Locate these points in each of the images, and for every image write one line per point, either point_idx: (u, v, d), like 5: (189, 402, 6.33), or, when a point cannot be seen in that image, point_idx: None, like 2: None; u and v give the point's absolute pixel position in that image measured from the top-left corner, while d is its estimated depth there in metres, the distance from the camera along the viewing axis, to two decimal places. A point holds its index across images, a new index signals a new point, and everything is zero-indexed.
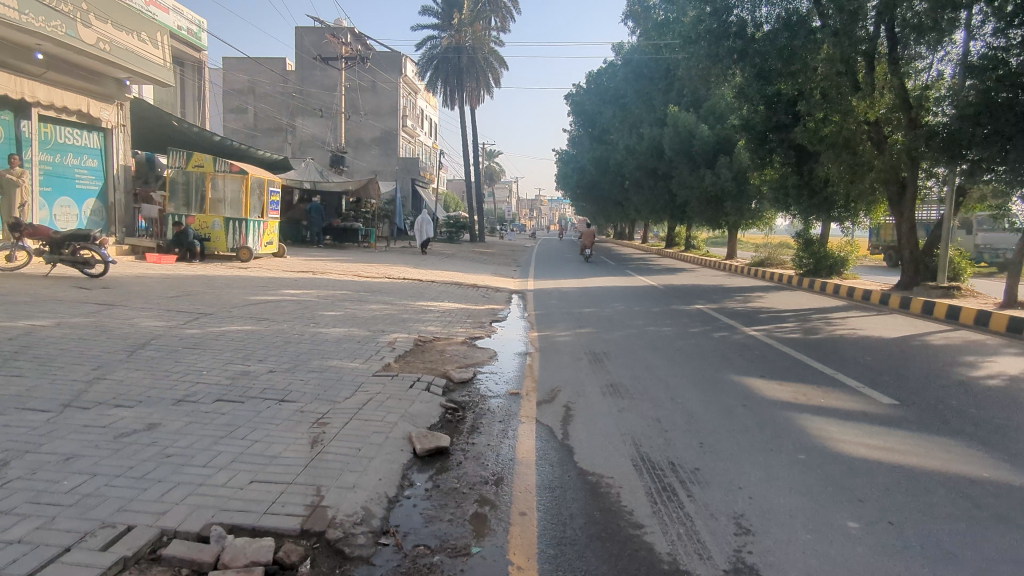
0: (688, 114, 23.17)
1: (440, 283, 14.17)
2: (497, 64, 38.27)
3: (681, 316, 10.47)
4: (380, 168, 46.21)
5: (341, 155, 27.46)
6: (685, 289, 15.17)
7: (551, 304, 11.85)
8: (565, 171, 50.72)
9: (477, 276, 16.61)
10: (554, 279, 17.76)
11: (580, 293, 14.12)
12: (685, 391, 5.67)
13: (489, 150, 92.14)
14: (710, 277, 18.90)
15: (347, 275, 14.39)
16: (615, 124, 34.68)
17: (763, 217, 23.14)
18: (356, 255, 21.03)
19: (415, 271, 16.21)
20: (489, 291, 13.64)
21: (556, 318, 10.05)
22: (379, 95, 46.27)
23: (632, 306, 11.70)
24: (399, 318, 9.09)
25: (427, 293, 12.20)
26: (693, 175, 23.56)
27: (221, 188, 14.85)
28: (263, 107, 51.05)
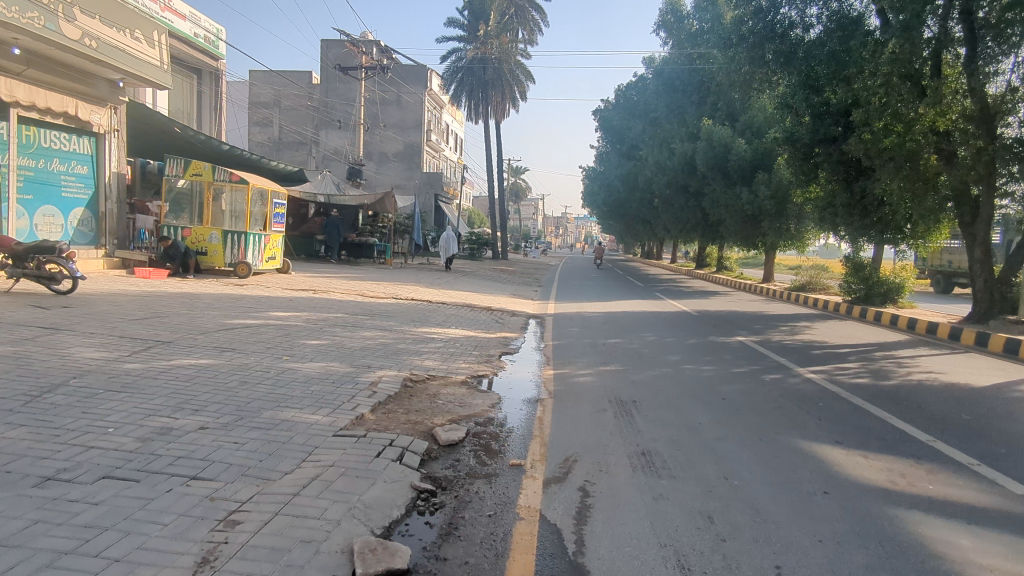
0: (723, 128, 21.82)
1: (450, 305, 12.96)
2: (524, 77, 37.50)
3: (721, 350, 9.06)
4: (402, 183, 45.49)
5: (359, 167, 26.59)
6: (720, 317, 13.70)
7: (572, 333, 10.50)
8: (590, 189, 49.48)
9: (493, 297, 15.34)
10: (576, 302, 16.42)
11: (604, 319, 12.76)
12: (742, 466, 4.27)
13: (514, 167, 91.25)
14: (747, 303, 17.35)
15: (351, 295, 13.27)
16: (644, 140, 33.42)
17: (804, 238, 21.53)
18: (368, 272, 19.91)
19: (425, 291, 14.99)
20: (502, 316, 12.37)
21: (575, 351, 8.72)
22: (403, 109, 45.67)
23: (662, 336, 10.31)
24: (392, 349, 7.84)
25: (433, 318, 10.96)
26: (728, 192, 22.10)
27: (220, 199, 13.91)
28: (288, 121, 50.92)
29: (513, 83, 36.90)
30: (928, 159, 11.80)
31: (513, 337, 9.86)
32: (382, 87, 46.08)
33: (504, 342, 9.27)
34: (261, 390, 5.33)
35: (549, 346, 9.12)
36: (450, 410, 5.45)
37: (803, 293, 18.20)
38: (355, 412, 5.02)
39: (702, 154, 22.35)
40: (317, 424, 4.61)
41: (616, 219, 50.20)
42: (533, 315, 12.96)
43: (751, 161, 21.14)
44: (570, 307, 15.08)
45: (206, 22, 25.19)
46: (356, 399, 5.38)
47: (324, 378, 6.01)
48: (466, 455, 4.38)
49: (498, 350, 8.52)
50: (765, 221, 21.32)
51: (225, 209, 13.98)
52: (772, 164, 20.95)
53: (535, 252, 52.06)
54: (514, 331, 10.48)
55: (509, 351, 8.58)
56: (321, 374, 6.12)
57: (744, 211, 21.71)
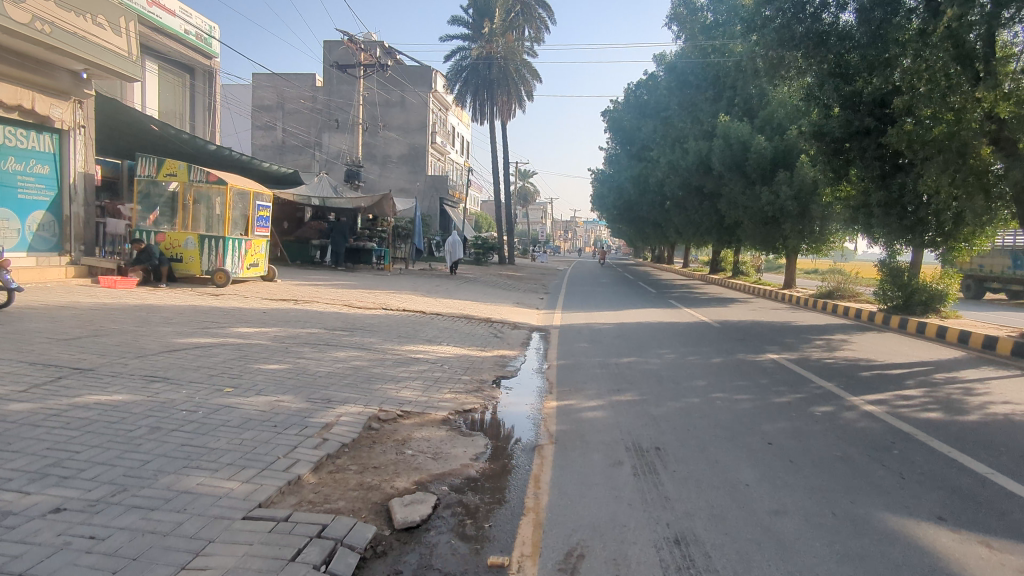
0: (741, 125, 20.51)
1: (445, 317, 11.71)
2: (531, 77, 36.40)
3: (754, 372, 7.74)
4: (407, 186, 44.42)
5: (358, 170, 25.52)
6: (745, 329, 12.37)
7: (579, 350, 9.25)
8: (599, 191, 48.15)
9: (494, 306, 14.10)
10: (585, 311, 15.18)
11: (616, 332, 11.46)
12: (820, 569, 2.98)
13: (522, 170, 90.16)
14: (770, 311, 16.00)
15: (336, 305, 12.07)
16: (655, 140, 32.14)
17: (830, 241, 20.13)
18: (363, 279, 18.74)
19: (419, 300, 13.77)
20: (503, 328, 11.10)
21: (583, 373, 7.45)
22: (408, 110, 44.62)
23: (683, 354, 8.98)
24: (365, 374, 6.60)
25: (422, 332, 9.72)
26: (747, 193, 20.77)
27: (197, 201, 12.77)
28: (291, 124, 50.07)
29: (519, 82, 35.77)
30: (980, 151, 10.45)
31: (513, 355, 8.60)
32: (386, 88, 45.06)
33: (501, 362, 8.02)
34: (173, 440, 4.11)
35: (553, 367, 7.86)
36: (421, 466, 4.21)
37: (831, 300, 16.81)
38: (289, 474, 3.78)
39: (719, 152, 21.04)
40: (229, 497, 3.38)
41: (626, 223, 48.87)
42: (537, 327, 11.70)
43: (772, 160, 19.79)
44: (579, 317, 13.83)
45: (198, 18, 24.22)
46: (297, 452, 4.15)
47: (266, 418, 4.78)
48: (429, 546, 3.13)
49: (492, 373, 7.28)
50: (787, 222, 19.98)
51: (201, 210, 12.84)
52: (795, 162, 19.59)
53: (543, 257, 50.75)
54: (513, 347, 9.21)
55: (506, 375, 7.33)
56: (264, 413, 4.89)
57: (764, 212, 20.35)
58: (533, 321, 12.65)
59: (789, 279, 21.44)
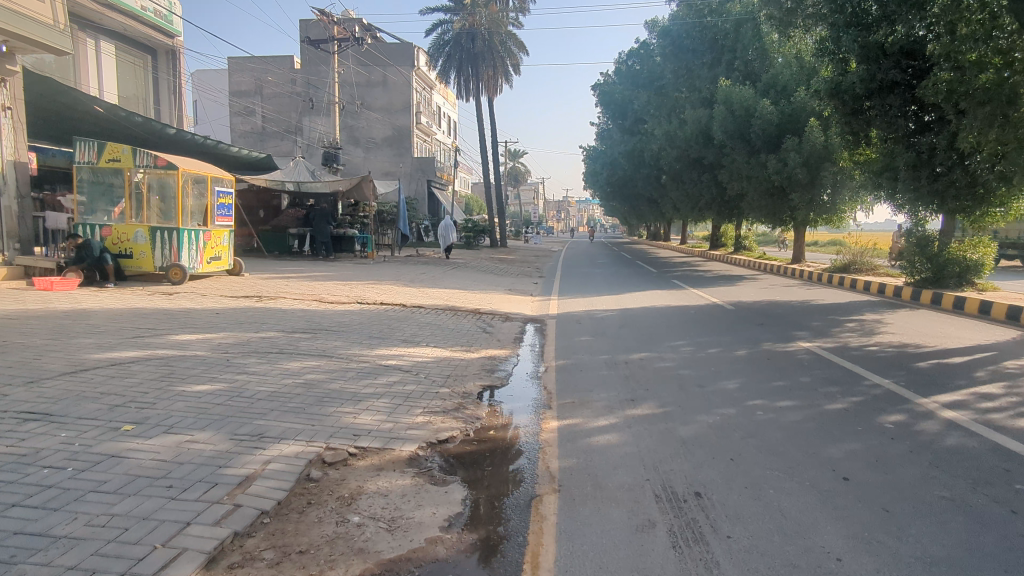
0: (743, 89, 19.19)
1: (427, 310, 10.41)
2: (517, 50, 34.90)
3: (793, 369, 6.47)
4: (392, 170, 42.89)
5: (335, 152, 24.07)
6: (763, 311, 11.13)
7: (582, 345, 7.98)
8: (591, 169, 46.75)
9: (483, 295, 12.84)
10: (583, 296, 13.94)
11: (620, 320, 10.19)
12: None
13: (512, 151, 88.58)
14: (783, 289, 14.79)
15: (306, 300, 10.76)
16: (650, 111, 30.74)
17: (842, 210, 18.89)
18: (343, 269, 17.41)
19: (400, 290, 12.48)
20: (492, 322, 9.81)
21: (588, 379, 6.16)
22: (390, 90, 42.99)
23: (702, 347, 7.71)
24: (317, 392, 5.30)
25: (399, 331, 8.41)
26: (751, 162, 19.50)
27: (148, 188, 11.41)
28: (270, 109, 48.30)
29: (505, 56, 34.27)
30: None
31: (503, 355, 7.32)
32: (366, 68, 43.30)
33: (489, 366, 6.73)
34: (2, 528, 2.81)
35: (552, 370, 6.59)
36: (368, 547, 2.93)
37: (848, 275, 15.61)
38: None
39: (720, 120, 19.73)
40: None
41: (621, 200, 47.56)
42: (531, 318, 10.41)
43: (778, 125, 18.48)
44: (577, 304, 12.56)
45: None
46: (187, 536, 2.86)
47: (161, 475, 3.47)
48: None
49: (478, 382, 5.99)
50: (795, 193, 18.73)
51: (154, 198, 11.50)
52: (804, 126, 18.27)
53: (536, 239, 49.46)
54: (504, 345, 7.92)
55: (494, 384, 6.04)
56: (161, 466, 3.59)
57: (772, 182, 19.07)
58: (526, 311, 11.35)
59: (799, 252, 20.20)
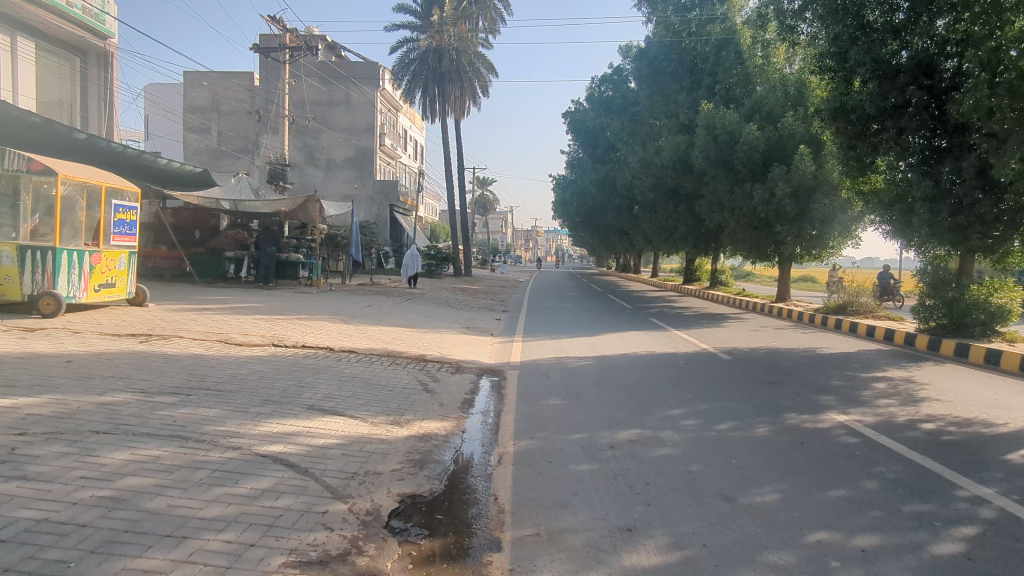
0: (727, 113, 18.04)
1: (359, 356, 8.36)
2: (485, 71, 33.65)
3: (843, 466, 4.64)
4: (353, 193, 40.91)
5: (281, 169, 22.03)
6: (764, 362, 9.38)
7: (551, 414, 6.06)
8: (560, 198, 45.50)
9: (433, 335, 10.88)
10: (550, 338, 12.09)
11: (596, 373, 8.28)
12: None
13: (481, 178, 87.54)
14: (775, 332, 13.19)
15: (208, 340, 8.62)
16: (623, 137, 29.63)
17: (831, 246, 17.63)
18: (278, 300, 15.27)
19: (334, 328, 10.45)
20: (437, 373, 7.80)
21: (560, 486, 4.21)
22: (353, 110, 41.25)
23: (707, 421, 5.84)
24: (121, 519, 3.24)
25: (309, 390, 6.35)
26: (735, 191, 18.21)
27: (30, 199, 9.15)
28: (226, 125, 46.07)
29: (473, 77, 33.05)
30: None
31: (443, 432, 5.33)
32: (328, 86, 41.47)
33: (419, 452, 4.74)
34: None
35: (507, 466, 4.62)
36: None
37: (845, 318, 14.11)
38: None
39: (702, 145, 18.47)
40: None
41: (590, 231, 46.34)
42: (487, 369, 8.46)
43: (764, 153, 17.25)
44: (544, 349, 10.65)
45: None
46: None
47: None
48: None
49: (393, 489, 3.99)
50: (782, 225, 17.46)
51: (36, 212, 9.23)
52: (791, 155, 17.07)
53: (502, 268, 47.72)
54: (447, 413, 5.94)
55: (420, 491, 4.04)
56: None
57: (758, 213, 17.76)
58: (484, 358, 9.38)
59: (785, 291, 18.82)
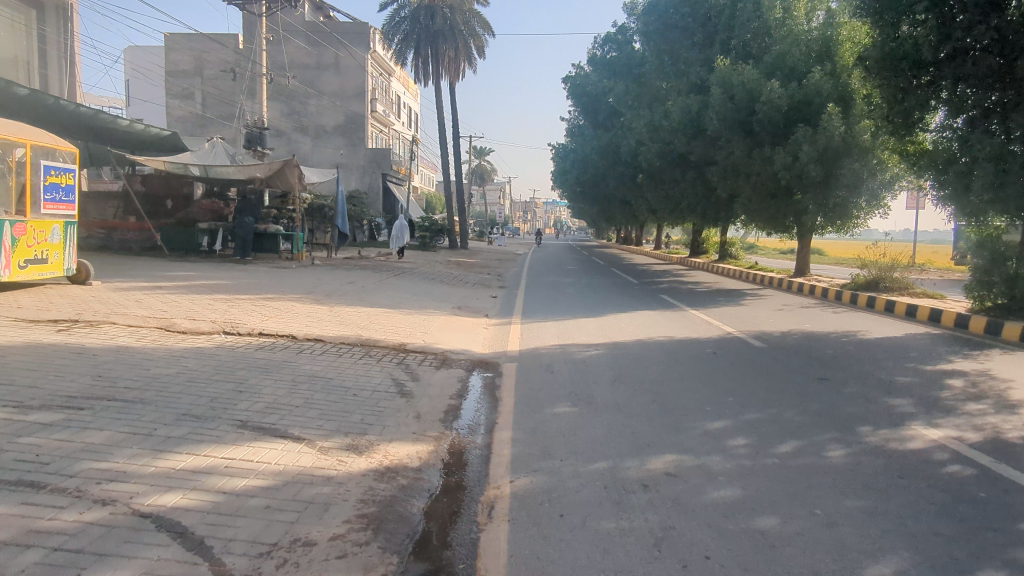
0: (745, 69, 16.46)
1: (325, 347, 6.95)
2: (482, 31, 31.82)
3: (976, 520, 3.27)
4: (345, 162, 39.26)
5: (260, 133, 20.31)
6: (802, 350, 8.02)
7: (559, 430, 4.68)
8: (560, 167, 43.72)
9: (418, 318, 9.50)
10: (551, 319, 10.73)
11: (610, 367, 6.90)
12: None
13: (478, 148, 85.41)
14: (802, 312, 11.83)
15: (145, 328, 7.22)
16: (626, 102, 28.00)
17: (857, 215, 16.19)
18: (250, 276, 13.83)
19: (304, 310, 9.06)
20: (417, 369, 6.40)
21: (577, 564, 2.83)
22: (343, 74, 39.35)
23: (763, 441, 4.47)
24: None
25: (250, 398, 4.95)
26: (753, 156, 16.66)
27: None
28: (211, 91, 44.13)
29: (468, 37, 31.27)
30: None
31: (417, 464, 3.94)
32: (317, 49, 39.47)
33: (377, 501, 3.36)
34: None
35: (501, 523, 3.22)
36: None
37: (878, 295, 12.74)
38: None
39: (717, 106, 16.87)
40: None
41: (590, 201, 44.70)
42: (479, 361, 7.07)
43: (786, 113, 15.71)
44: (546, 333, 9.26)
45: None
46: None
47: None
48: None
49: None
50: (806, 192, 15.97)
51: None
52: (817, 115, 15.55)
53: (501, 241, 46.23)
54: (423, 429, 4.56)
55: None
56: None
57: (779, 180, 16.29)
58: (476, 346, 7.99)
59: (804, 264, 17.43)
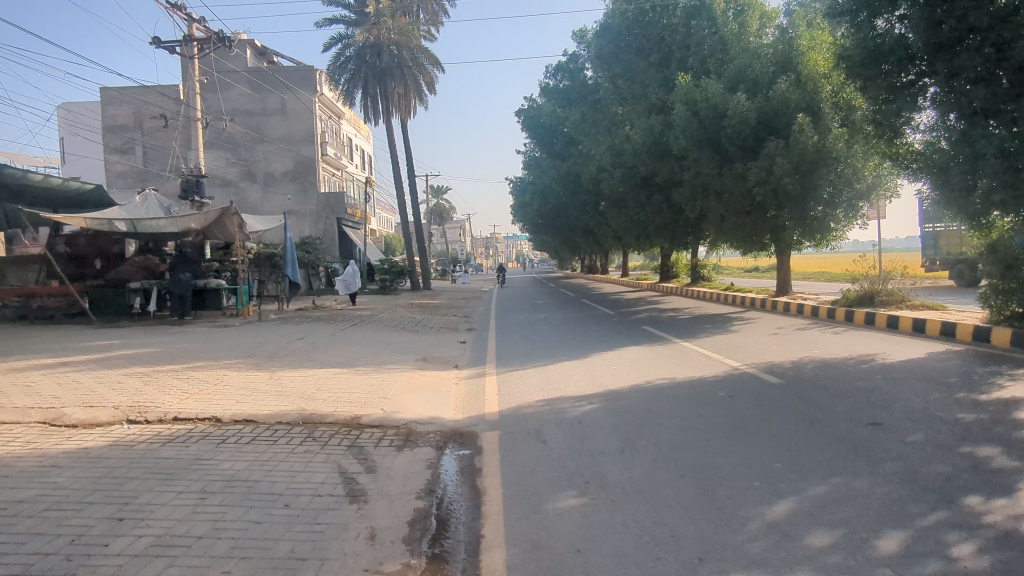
0: (709, 84, 15.74)
1: (256, 433, 5.50)
2: (430, 66, 31.09)
3: None
4: (296, 209, 37.73)
5: (197, 180, 18.64)
6: (826, 382, 6.91)
7: (575, 543, 3.38)
8: (519, 201, 42.89)
9: (376, 378, 8.08)
10: (530, 364, 9.44)
11: (614, 428, 5.62)
12: None
13: (436, 187, 84.63)
14: (802, 335, 10.80)
15: (22, 424, 5.65)
16: (583, 129, 27.37)
17: (837, 227, 15.46)
18: (185, 339, 12.21)
19: (237, 381, 7.57)
20: (373, 454, 5.00)
21: None
22: (290, 118, 38.07)
23: (853, 537, 3.24)
24: None
25: (131, 532, 3.50)
26: (725, 174, 15.84)
27: None
28: (152, 144, 42.25)
29: (416, 73, 30.43)
30: None
31: None
32: (261, 94, 38.18)
33: None
34: None
35: None
36: None
37: (876, 310, 11.83)
38: None
39: (682, 124, 16.07)
40: None
41: (552, 233, 43.92)
42: (451, 433, 5.70)
43: (755, 127, 14.98)
44: (528, 384, 7.95)
45: None
46: None
47: None
48: None
49: None
50: (784, 207, 15.17)
51: None
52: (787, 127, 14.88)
53: (463, 279, 44.92)
54: (380, 564, 3.18)
55: None
56: None
57: (754, 197, 15.52)
58: (447, 411, 6.60)
59: (785, 282, 16.65)
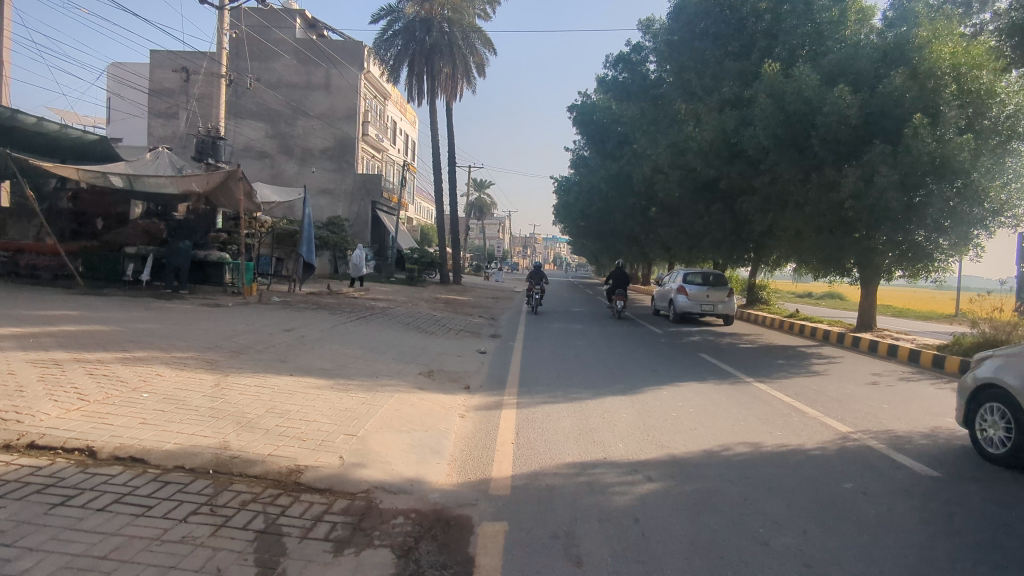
0: (803, 74, 13.35)
1: (128, 490, 3.54)
2: (483, 48, 29.16)
3: None
4: (331, 188, 36.34)
5: (216, 142, 17.08)
6: (1004, 484, 4.60)
7: None
8: (563, 201, 40.58)
9: (356, 398, 6.07)
10: (563, 395, 7.32)
11: (692, 543, 3.51)
12: None
13: (478, 181, 82.75)
14: (915, 391, 8.40)
15: None
16: (640, 126, 25.03)
17: (945, 257, 12.95)
18: (161, 316, 10.40)
19: (170, 388, 5.63)
20: (287, 562, 2.99)
21: None
22: (333, 94, 36.58)
23: None
24: None
25: None
26: (814, 184, 13.47)
27: None
28: (194, 110, 41.18)
29: (466, 53, 28.48)
30: None
31: None
32: (306, 67, 36.74)
33: None
34: None
35: None
36: None
37: None
38: None
39: (765, 120, 13.71)
40: None
41: (594, 237, 41.52)
42: (431, 521, 3.60)
43: (856, 128, 12.62)
44: (558, 428, 5.82)
45: None
46: None
47: None
48: None
49: None
50: (883, 228, 12.75)
51: None
52: (897, 132, 12.47)
53: (497, 276, 42.83)
54: None
55: None
56: None
57: (844, 212, 13.19)
58: (438, 469, 4.50)
59: (869, 316, 14.25)
